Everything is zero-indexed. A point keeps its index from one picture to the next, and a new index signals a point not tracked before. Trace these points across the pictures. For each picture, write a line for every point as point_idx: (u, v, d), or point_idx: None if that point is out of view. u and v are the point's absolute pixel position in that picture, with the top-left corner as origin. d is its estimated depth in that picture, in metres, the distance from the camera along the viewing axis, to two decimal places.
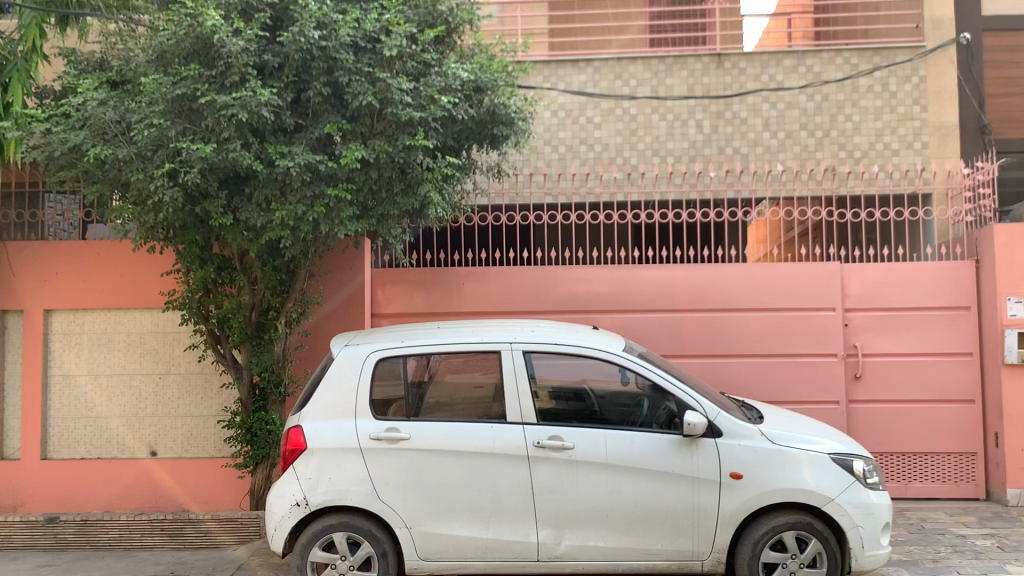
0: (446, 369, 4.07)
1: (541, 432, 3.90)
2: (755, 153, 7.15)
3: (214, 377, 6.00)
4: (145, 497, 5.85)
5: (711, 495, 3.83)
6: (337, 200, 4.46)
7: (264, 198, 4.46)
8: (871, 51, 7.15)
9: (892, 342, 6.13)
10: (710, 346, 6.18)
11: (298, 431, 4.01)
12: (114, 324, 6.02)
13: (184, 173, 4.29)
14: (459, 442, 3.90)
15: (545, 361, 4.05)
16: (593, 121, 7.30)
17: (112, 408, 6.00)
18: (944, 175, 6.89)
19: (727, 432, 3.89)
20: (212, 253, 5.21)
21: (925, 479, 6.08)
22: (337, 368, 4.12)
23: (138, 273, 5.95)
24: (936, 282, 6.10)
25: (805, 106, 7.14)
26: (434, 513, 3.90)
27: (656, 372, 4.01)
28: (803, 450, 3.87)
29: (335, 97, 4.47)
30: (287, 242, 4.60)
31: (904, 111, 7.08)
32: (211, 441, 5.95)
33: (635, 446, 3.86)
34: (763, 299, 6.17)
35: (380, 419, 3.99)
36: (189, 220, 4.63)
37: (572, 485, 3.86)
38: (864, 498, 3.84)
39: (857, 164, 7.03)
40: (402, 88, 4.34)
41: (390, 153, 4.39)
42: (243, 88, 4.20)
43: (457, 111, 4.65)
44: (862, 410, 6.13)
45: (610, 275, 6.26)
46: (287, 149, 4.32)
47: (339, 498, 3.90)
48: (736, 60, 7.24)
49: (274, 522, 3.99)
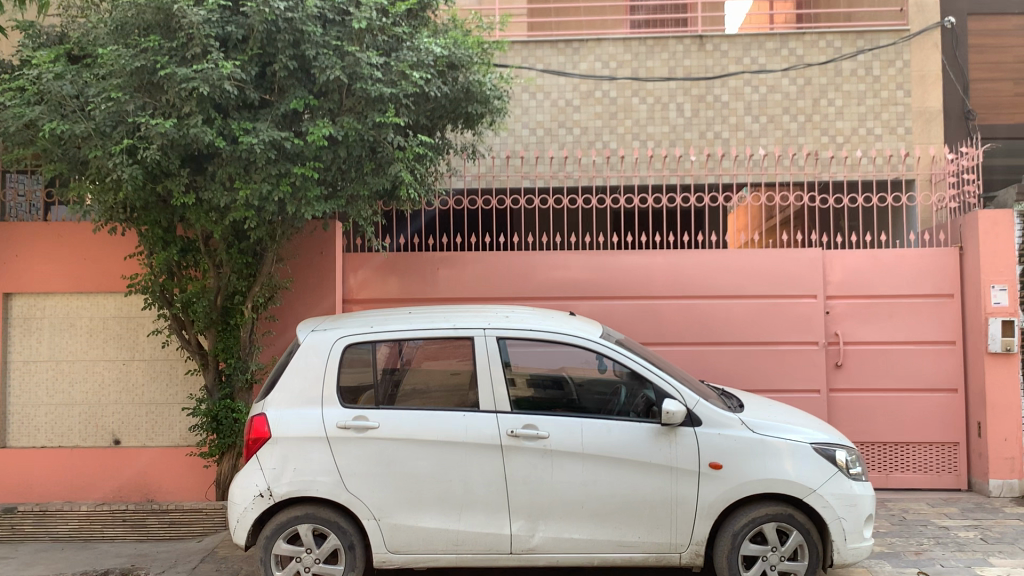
0: (422, 356, 3.92)
1: (515, 420, 3.76)
2: (737, 137, 7.01)
3: (180, 364, 5.81)
4: (108, 487, 5.67)
5: (691, 486, 3.70)
6: (304, 178, 4.29)
7: (228, 176, 4.28)
8: (854, 34, 7.00)
9: (874, 331, 6.02)
10: (690, 333, 6.05)
11: (262, 419, 3.84)
12: (76, 309, 5.83)
13: (143, 150, 4.12)
14: (430, 431, 3.75)
15: (520, 347, 3.90)
16: (573, 104, 7.15)
17: (74, 396, 5.80)
18: (928, 161, 6.78)
19: (707, 421, 3.75)
20: (175, 234, 5.03)
21: (906, 469, 5.98)
22: (304, 354, 3.96)
23: (100, 256, 5.75)
24: (920, 269, 5.99)
25: (788, 90, 7.01)
26: (402, 504, 3.75)
27: (635, 359, 3.87)
28: (785, 440, 3.74)
29: (302, 72, 4.29)
30: (252, 223, 4.44)
31: (888, 96, 6.95)
32: (176, 430, 5.77)
33: (612, 435, 3.72)
34: (744, 286, 6.04)
35: (348, 407, 3.83)
36: (151, 200, 4.47)
37: (546, 476, 3.72)
38: (847, 489, 3.73)
39: (839, 149, 6.92)
40: (372, 63, 4.17)
41: (359, 130, 4.22)
42: (205, 61, 4.01)
43: (430, 88, 4.47)
44: (843, 399, 6.03)
45: (589, 260, 6.12)
46: (252, 125, 4.15)
47: (304, 488, 3.75)
48: (717, 43, 7.10)
49: (237, 514, 3.83)
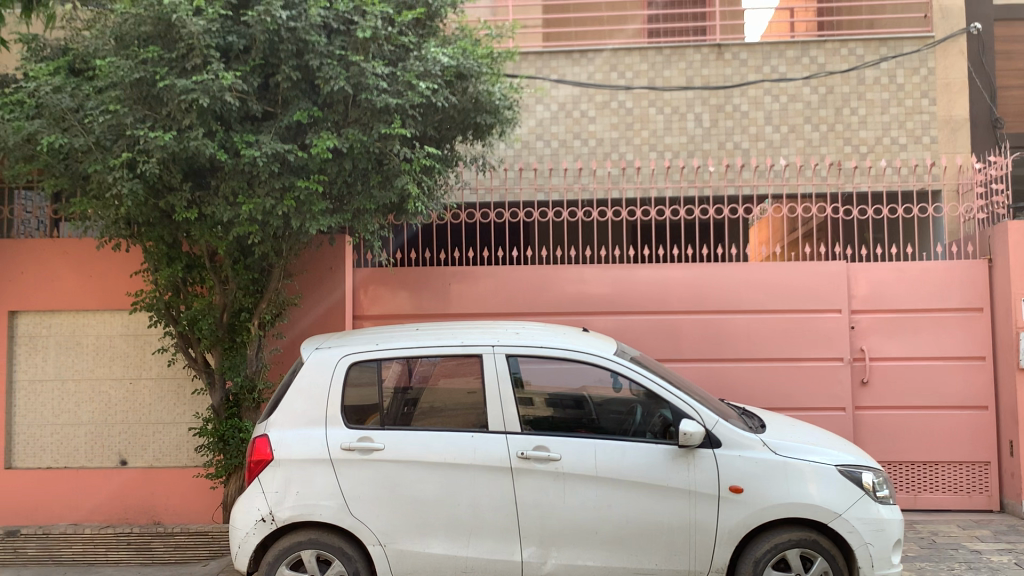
0: (437, 373, 3.76)
1: (525, 442, 3.60)
2: (757, 147, 6.84)
3: (187, 383, 5.70)
4: (114, 508, 5.55)
5: (709, 511, 3.52)
6: (309, 192, 4.17)
7: (231, 191, 4.17)
8: (877, 41, 6.83)
9: (901, 346, 5.83)
10: (709, 349, 5.88)
11: (264, 441, 3.71)
12: (83, 326, 5.73)
13: (143, 164, 4.01)
14: (437, 452, 3.61)
15: (531, 365, 3.75)
16: (588, 115, 7.02)
17: (80, 415, 5.69)
18: (954, 171, 6.59)
19: (726, 442, 3.58)
20: (180, 250, 4.93)
21: (935, 489, 5.77)
22: (308, 373, 3.83)
23: (105, 272, 5.65)
24: (948, 282, 5.79)
25: (809, 99, 6.84)
26: (408, 530, 3.60)
27: (650, 377, 3.71)
28: (808, 462, 3.57)
29: (306, 83, 4.17)
30: (256, 238, 4.31)
31: (912, 104, 6.77)
32: (183, 450, 5.64)
33: (627, 457, 3.56)
34: (764, 301, 5.86)
35: (352, 428, 3.69)
36: (153, 216, 4.36)
37: (558, 500, 3.55)
38: (874, 513, 3.54)
39: (863, 159, 6.73)
40: (378, 73, 4.04)
41: (364, 142, 4.09)
42: (205, 72, 3.90)
43: (437, 98, 4.33)
44: (868, 417, 5.83)
45: (605, 274, 5.96)
46: (255, 138, 4.03)
47: (306, 513, 3.61)
48: (737, 52, 6.94)
49: (238, 539, 3.69)
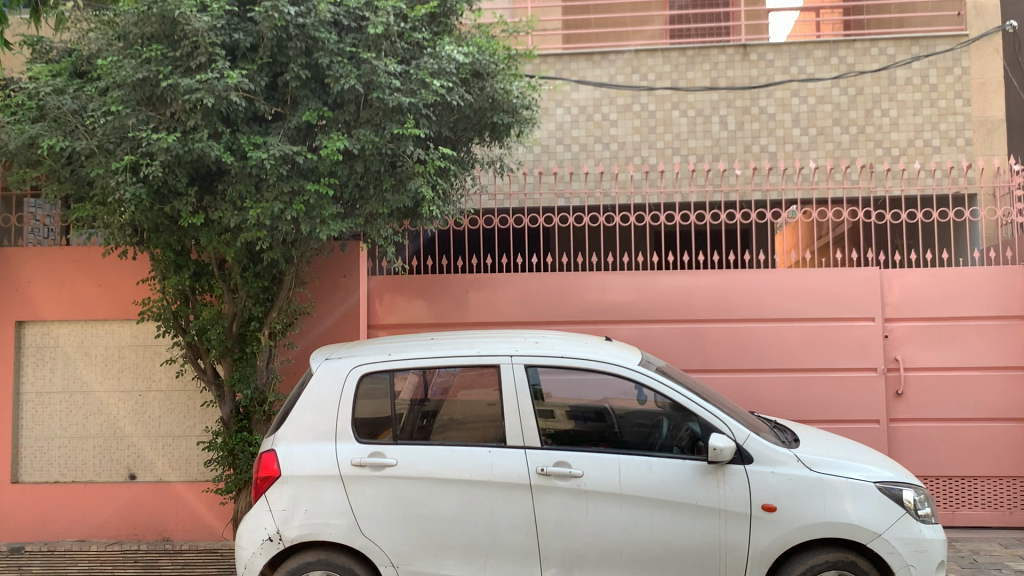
0: (454, 386, 3.58)
1: (545, 457, 3.40)
2: (785, 150, 6.63)
3: (197, 395, 5.53)
4: (123, 523, 5.38)
5: (741, 531, 3.31)
6: (319, 196, 4.00)
7: (239, 195, 4.01)
8: (908, 41, 6.61)
9: (937, 355, 5.59)
10: (736, 359, 5.67)
11: (271, 456, 3.54)
12: (91, 337, 5.58)
13: (146, 167, 3.85)
14: (452, 468, 3.41)
15: (551, 376, 3.55)
16: (610, 118, 6.84)
17: (89, 428, 5.55)
18: (991, 173, 6.34)
19: (758, 457, 3.37)
20: (188, 258, 4.78)
21: (975, 505, 5.53)
22: (318, 385, 3.65)
23: (113, 281, 5.50)
24: (986, 289, 5.55)
25: (838, 100, 6.62)
26: (422, 550, 3.40)
27: (677, 389, 3.50)
28: (845, 479, 3.35)
29: (315, 82, 4.00)
30: (265, 244, 4.14)
31: (945, 105, 6.53)
32: (194, 464, 5.47)
33: (653, 473, 3.35)
34: (793, 309, 5.64)
35: (363, 443, 3.51)
36: (158, 222, 4.21)
37: (580, 519, 3.35)
38: (916, 533, 3.32)
39: (895, 162, 6.51)
40: (391, 70, 3.87)
41: (377, 143, 3.92)
42: (210, 70, 3.74)
43: (452, 97, 4.14)
44: (903, 430, 5.59)
45: (628, 282, 5.77)
46: (263, 140, 3.87)
47: (315, 533, 3.42)
48: (763, 52, 6.73)
49: (244, 560, 3.51)
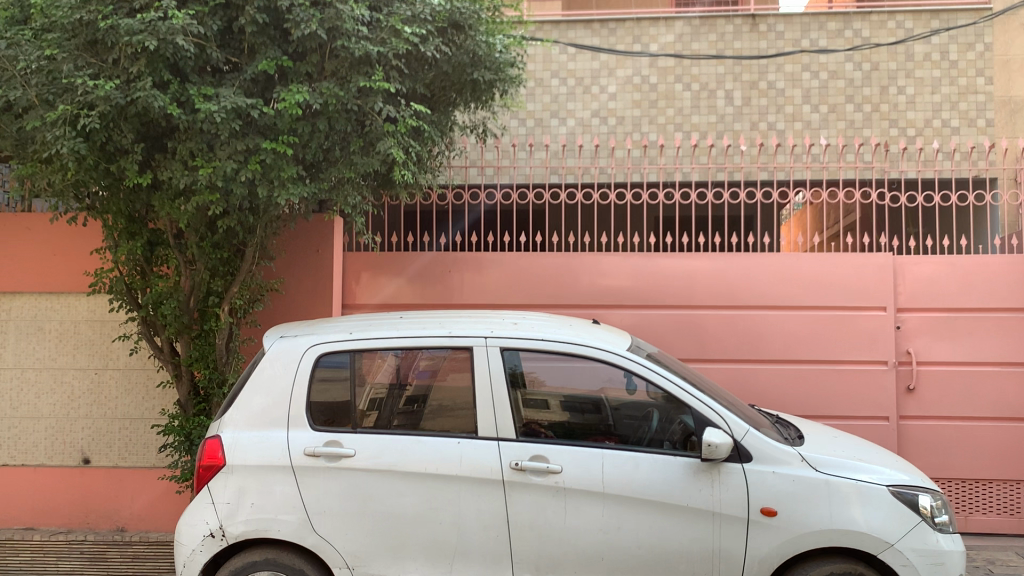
0: (440, 371, 3.18)
1: (520, 450, 3.01)
2: (794, 128, 6.26)
3: (156, 374, 5.16)
4: (75, 512, 5.02)
5: (738, 537, 2.92)
6: (277, 155, 3.60)
7: (188, 154, 3.61)
8: (928, 14, 6.22)
9: (953, 350, 5.20)
10: (738, 347, 5.28)
11: (216, 442, 3.16)
12: (46, 310, 5.19)
13: (84, 118, 3.45)
14: (415, 461, 3.03)
15: (530, 360, 3.16)
16: (608, 91, 6.47)
17: (41, 408, 5.16)
18: (1013, 155, 5.94)
19: (759, 456, 2.98)
20: (143, 225, 4.38)
21: (989, 511, 5.13)
22: (270, 366, 3.27)
23: (69, 250, 5.11)
24: (1007, 280, 5.15)
25: (852, 75, 6.24)
26: (381, 551, 3.02)
27: (670, 377, 3.10)
28: (855, 482, 2.95)
29: (275, 29, 3.61)
30: (217, 210, 3.76)
31: (966, 83, 6.14)
32: (153, 449, 5.10)
33: (641, 471, 2.96)
34: (799, 296, 5.25)
35: (318, 430, 3.13)
36: (103, 182, 3.82)
37: (557, 519, 2.97)
38: (933, 544, 2.92)
39: (911, 142, 6.13)
40: (358, 16, 3.50)
41: (341, 98, 3.54)
42: (155, 11, 3.34)
43: (426, 48, 3.79)
44: (913, 428, 5.20)
45: (623, 263, 5.38)
46: (215, 91, 3.47)
47: (262, 529, 3.04)
48: (773, 23, 6.35)
49: (182, 558, 3.12)
